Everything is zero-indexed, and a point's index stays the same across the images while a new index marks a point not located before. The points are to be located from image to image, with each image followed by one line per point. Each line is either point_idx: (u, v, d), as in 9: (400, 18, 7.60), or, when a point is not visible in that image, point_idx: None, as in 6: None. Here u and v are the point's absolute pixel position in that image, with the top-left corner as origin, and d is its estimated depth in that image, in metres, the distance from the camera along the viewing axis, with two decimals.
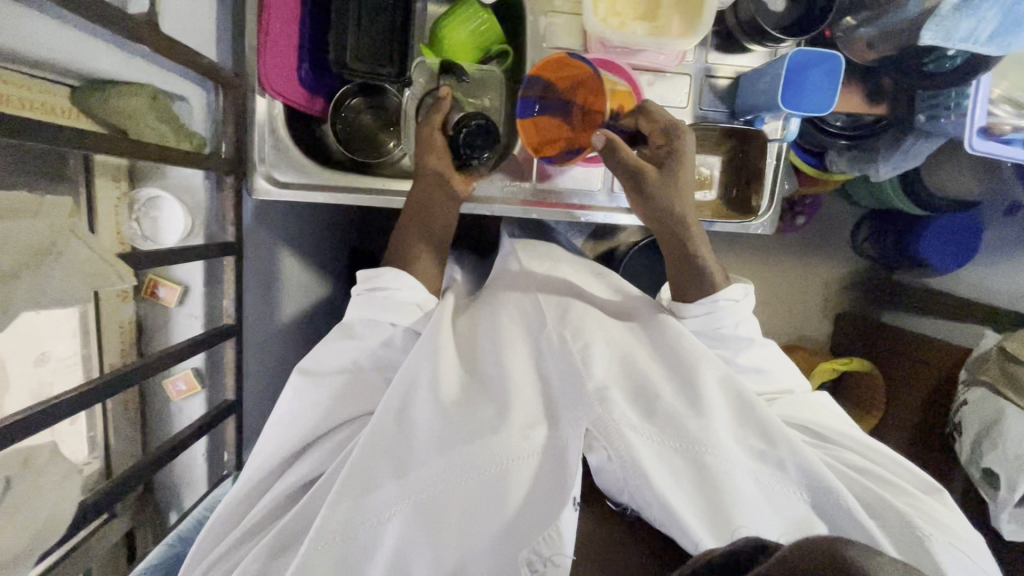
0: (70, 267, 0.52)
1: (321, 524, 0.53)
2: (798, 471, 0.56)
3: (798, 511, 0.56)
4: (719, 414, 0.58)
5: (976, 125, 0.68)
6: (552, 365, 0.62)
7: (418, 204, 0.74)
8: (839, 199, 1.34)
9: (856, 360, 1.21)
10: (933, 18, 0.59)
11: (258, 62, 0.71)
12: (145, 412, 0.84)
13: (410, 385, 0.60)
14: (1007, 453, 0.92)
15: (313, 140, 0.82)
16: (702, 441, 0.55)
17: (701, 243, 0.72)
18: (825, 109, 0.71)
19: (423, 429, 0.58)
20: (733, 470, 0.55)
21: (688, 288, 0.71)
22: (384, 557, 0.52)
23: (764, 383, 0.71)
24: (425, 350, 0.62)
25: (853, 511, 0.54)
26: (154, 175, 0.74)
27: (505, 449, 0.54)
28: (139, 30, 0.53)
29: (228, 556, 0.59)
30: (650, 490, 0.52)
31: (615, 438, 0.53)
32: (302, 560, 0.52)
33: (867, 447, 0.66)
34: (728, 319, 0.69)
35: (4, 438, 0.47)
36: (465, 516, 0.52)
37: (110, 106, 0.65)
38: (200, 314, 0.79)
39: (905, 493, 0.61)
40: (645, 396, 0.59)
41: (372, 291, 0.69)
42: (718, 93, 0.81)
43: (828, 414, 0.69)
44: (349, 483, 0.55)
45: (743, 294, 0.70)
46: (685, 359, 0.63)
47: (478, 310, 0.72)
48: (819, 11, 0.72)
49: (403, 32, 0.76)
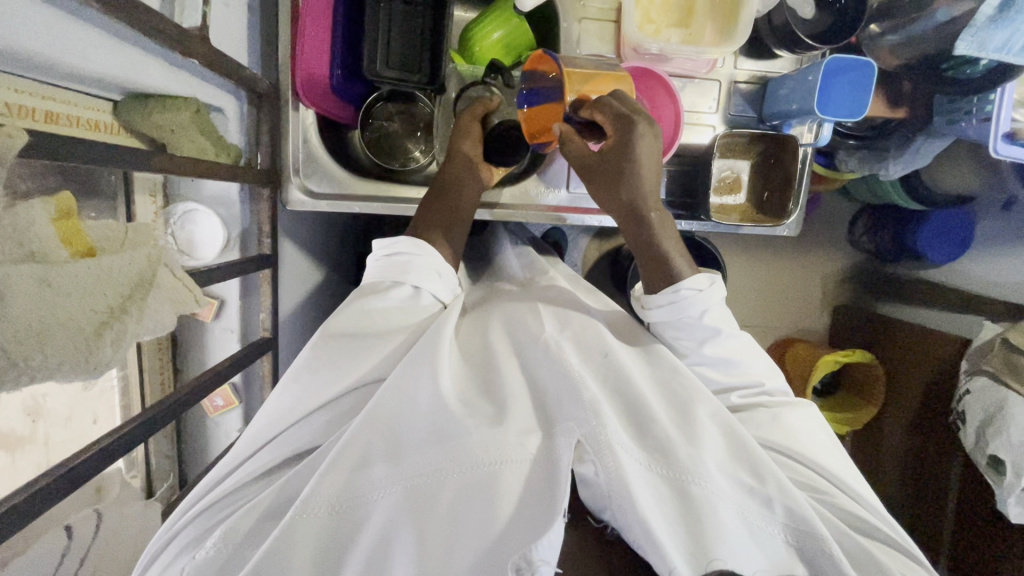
0: (164, 297, 0.47)
1: (311, 494, 0.50)
2: (784, 511, 0.52)
3: (777, 549, 0.52)
4: (711, 439, 0.54)
5: (1000, 130, 0.72)
6: (547, 375, 0.57)
7: (445, 180, 0.72)
8: (838, 195, 1.31)
9: (857, 351, 1.15)
10: (969, 28, 0.64)
11: (292, 71, 0.70)
12: (182, 430, 0.83)
13: (400, 394, 0.55)
14: (1012, 440, 0.86)
15: (342, 146, 0.81)
16: (689, 468, 0.51)
17: (667, 234, 0.66)
18: (856, 115, 0.73)
19: (412, 432, 0.53)
20: (716, 503, 0.50)
21: (652, 276, 0.65)
22: (365, 541, 0.49)
23: (731, 375, 0.66)
24: (425, 355, 0.57)
25: (832, 556, 0.51)
26: (190, 189, 0.73)
27: (497, 455, 0.50)
28: (191, 44, 0.52)
29: (222, 509, 0.54)
30: (633, 513, 0.47)
31: (605, 455, 0.49)
32: (287, 527, 0.49)
33: (850, 485, 0.61)
34: (692, 310, 0.63)
35: (88, 467, 0.47)
36: (448, 520, 0.48)
37: (151, 119, 0.62)
38: (236, 328, 0.80)
39: (891, 553, 0.57)
40: (638, 414, 0.55)
41: (390, 256, 0.65)
42: (747, 97, 0.82)
43: (827, 450, 0.64)
44: (344, 454, 0.52)
45: (709, 284, 0.63)
46: (683, 385, 0.60)
47: (483, 315, 0.70)
48: (849, 20, 0.74)
49: (432, 36, 0.74)
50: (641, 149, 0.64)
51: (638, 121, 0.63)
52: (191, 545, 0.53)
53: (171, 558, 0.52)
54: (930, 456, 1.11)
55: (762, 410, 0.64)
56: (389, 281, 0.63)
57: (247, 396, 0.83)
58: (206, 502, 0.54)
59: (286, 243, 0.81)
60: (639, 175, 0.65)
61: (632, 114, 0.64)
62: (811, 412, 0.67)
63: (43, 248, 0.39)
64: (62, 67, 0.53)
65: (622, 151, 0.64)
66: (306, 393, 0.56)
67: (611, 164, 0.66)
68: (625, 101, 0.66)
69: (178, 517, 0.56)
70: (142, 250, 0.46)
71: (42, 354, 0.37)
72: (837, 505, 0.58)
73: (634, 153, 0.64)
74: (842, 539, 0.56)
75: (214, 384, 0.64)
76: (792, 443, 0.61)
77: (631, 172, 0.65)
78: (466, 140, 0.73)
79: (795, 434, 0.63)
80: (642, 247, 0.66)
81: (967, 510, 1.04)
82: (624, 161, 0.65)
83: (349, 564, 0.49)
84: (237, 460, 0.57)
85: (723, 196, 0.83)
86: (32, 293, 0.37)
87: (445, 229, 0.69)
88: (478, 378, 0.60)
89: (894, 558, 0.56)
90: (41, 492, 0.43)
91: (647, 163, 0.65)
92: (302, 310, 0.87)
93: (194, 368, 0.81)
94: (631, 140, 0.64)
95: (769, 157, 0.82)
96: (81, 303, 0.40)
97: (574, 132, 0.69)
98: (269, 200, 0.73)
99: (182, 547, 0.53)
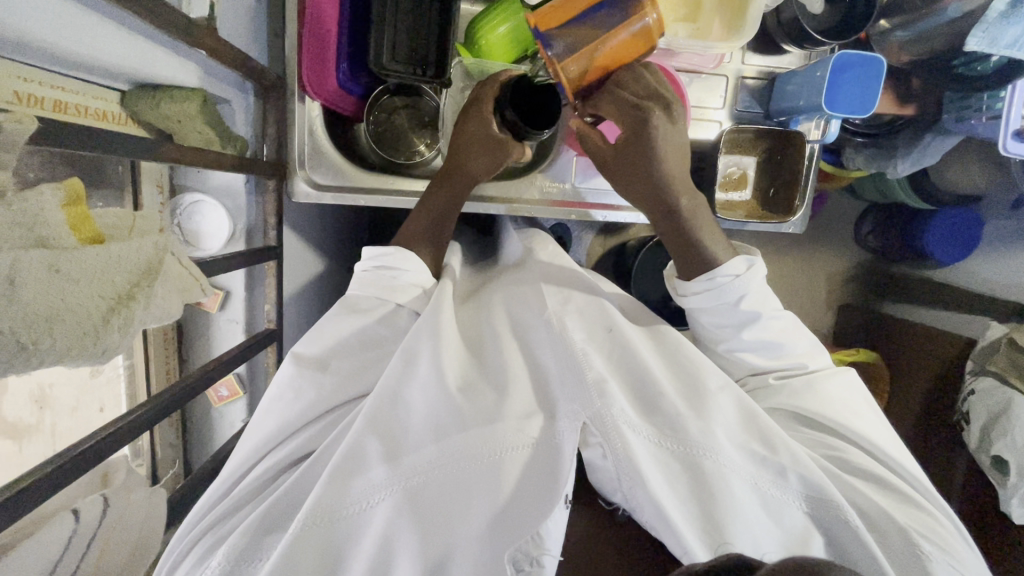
0: (169, 282, 0.48)
1: (316, 501, 0.50)
2: (799, 482, 0.52)
3: (797, 523, 0.52)
4: (721, 413, 0.54)
5: (1011, 126, 0.70)
6: (551, 358, 0.57)
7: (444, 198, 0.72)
8: (845, 194, 1.30)
9: (861, 351, 1.16)
10: (980, 25, 0.64)
11: (298, 63, 0.71)
12: (188, 419, 0.84)
13: (410, 365, 0.56)
14: (1017, 440, 0.86)
15: (347, 139, 0.82)
16: (699, 444, 0.51)
17: (700, 219, 0.65)
18: (864, 112, 0.72)
19: (419, 413, 0.54)
20: (729, 477, 0.51)
21: (686, 263, 0.64)
22: (375, 530, 0.49)
23: (774, 359, 0.65)
24: (425, 331, 0.58)
25: (851, 527, 0.51)
26: (197, 180, 0.73)
27: (502, 439, 0.51)
28: (201, 35, 0.52)
29: (229, 522, 0.55)
30: (643, 492, 0.48)
31: (613, 436, 0.50)
32: (293, 538, 0.49)
33: (873, 447, 0.60)
34: (731, 295, 0.62)
35: (93, 455, 0.48)
36: (459, 506, 0.49)
37: (157, 110, 0.63)
38: (241, 320, 0.80)
39: (914, 512, 0.56)
40: (645, 392, 0.55)
41: (376, 268, 0.66)
42: (753, 92, 0.82)
43: (864, 417, 0.63)
44: (341, 462, 0.51)
45: (746, 268, 0.62)
46: (689, 361, 0.59)
47: (484, 299, 0.70)
48: (861, 12, 0.73)
49: (441, 28, 0.73)
50: (659, 135, 0.63)
51: (650, 110, 0.62)
52: (201, 560, 0.53)
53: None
54: (935, 458, 1.10)
55: (795, 376, 0.64)
56: (376, 299, 0.63)
57: (252, 387, 0.84)
58: (211, 519, 0.55)
59: (291, 235, 0.82)
60: (661, 164, 0.63)
61: (631, 107, 0.63)
62: (850, 378, 0.66)
63: (51, 233, 0.39)
64: (70, 59, 0.53)
65: (637, 145, 0.63)
66: (312, 392, 0.58)
67: (633, 159, 0.64)
68: (635, 84, 0.63)
69: (185, 536, 0.57)
70: (148, 237, 0.47)
71: (51, 339, 0.37)
72: (853, 464, 0.59)
73: (655, 145, 0.63)
74: (862, 503, 0.56)
75: (219, 374, 0.64)
76: (822, 410, 0.61)
77: (654, 161, 0.63)
78: (481, 156, 0.70)
79: (831, 402, 0.62)
80: (674, 239, 0.65)
81: (970, 510, 1.03)
82: (643, 154, 0.63)
83: (363, 541, 0.50)
84: (238, 472, 0.58)
85: (729, 192, 0.83)
86: (41, 276, 0.37)
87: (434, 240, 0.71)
88: (479, 362, 0.61)
89: (917, 520, 0.56)
90: (44, 478, 0.44)
91: (668, 154, 0.64)
92: (305, 303, 0.88)
93: (198, 358, 0.81)
94: (649, 125, 0.62)
95: (775, 152, 0.82)
96: (91, 289, 0.40)
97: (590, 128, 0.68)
98: (275, 191, 0.74)
99: (190, 567, 0.53)
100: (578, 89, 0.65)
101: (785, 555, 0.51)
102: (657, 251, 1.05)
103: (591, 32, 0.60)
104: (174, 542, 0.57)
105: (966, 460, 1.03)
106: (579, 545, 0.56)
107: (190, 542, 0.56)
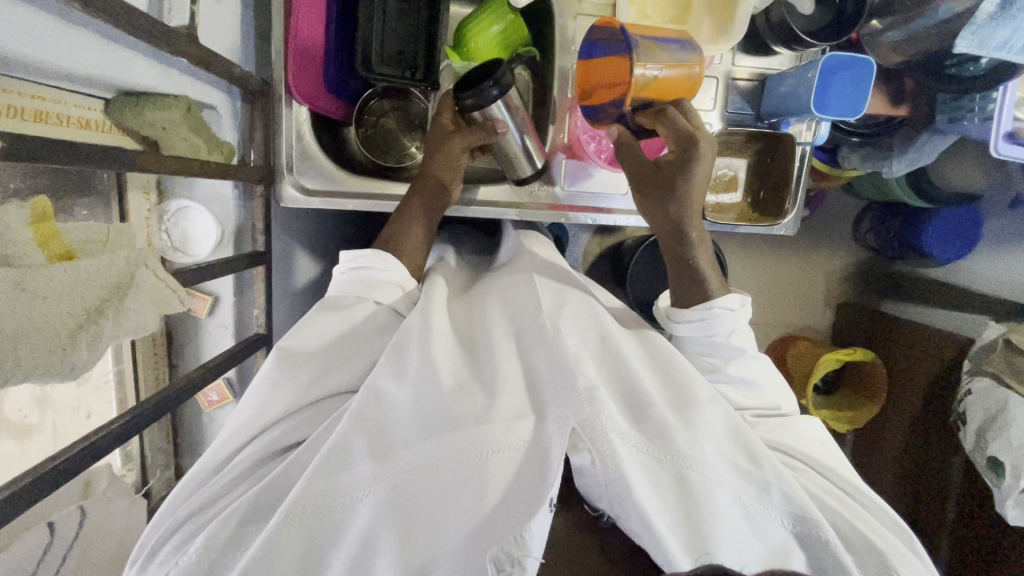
0: (142, 295, 0.48)
1: (299, 495, 0.50)
2: (781, 497, 0.52)
3: (777, 538, 0.52)
4: (709, 423, 0.55)
5: (1003, 129, 0.70)
6: (543, 362, 0.57)
7: (422, 201, 0.72)
8: (843, 192, 1.29)
9: (860, 351, 1.13)
10: (969, 27, 0.63)
11: (284, 69, 0.70)
12: (180, 423, 0.85)
13: (399, 375, 0.57)
14: (1012, 441, 0.85)
15: (338, 143, 0.81)
16: (686, 453, 0.51)
17: (703, 251, 0.69)
18: (859, 110, 0.71)
19: (406, 415, 0.54)
20: (714, 488, 0.51)
21: (684, 292, 0.67)
22: (355, 531, 0.49)
23: (753, 398, 0.67)
24: (418, 340, 0.59)
25: (829, 544, 0.51)
26: (184, 187, 0.74)
27: (487, 442, 0.50)
28: (182, 43, 0.52)
29: (202, 517, 0.55)
30: (629, 500, 0.48)
31: (602, 443, 0.49)
32: (272, 533, 0.49)
33: (846, 481, 0.61)
34: (721, 327, 0.65)
35: (74, 466, 0.48)
36: (440, 509, 0.49)
37: (140, 118, 0.62)
38: (230, 324, 0.81)
39: (889, 539, 0.56)
40: (635, 399, 0.55)
41: (355, 270, 0.65)
42: (743, 94, 0.81)
43: (831, 454, 0.64)
44: (327, 458, 0.52)
45: (739, 305, 0.65)
46: (679, 371, 0.59)
47: (477, 297, 0.70)
48: (851, 16, 0.73)
49: (429, 32, 0.73)
50: (699, 169, 0.65)
51: (702, 140, 0.65)
52: (173, 553, 0.53)
53: (155, 564, 0.53)
54: (931, 457, 1.10)
55: (771, 417, 0.66)
56: (353, 297, 0.64)
57: (242, 391, 0.84)
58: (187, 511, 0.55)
59: (281, 239, 0.82)
60: (689, 193, 0.66)
61: (695, 133, 0.65)
62: (817, 424, 0.68)
63: (13, 251, 0.41)
64: (49, 68, 0.53)
65: (678, 168, 0.66)
66: (296, 387, 0.58)
67: (665, 179, 0.67)
68: (686, 114, 0.68)
69: (156, 527, 0.57)
70: (118, 253, 0.47)
71: (16, 360, 0.38)
72: (826, 487, 0.59)
73: (692, 171, 0.66)
74: (840, 525, 0.56)
75: (206, 381, 0.64)
76: (795, 443, 0.62)
77: (684, 189, 0.66)
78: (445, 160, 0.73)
79: (802, 438, 0.64)
80: (678, 264, 0.68)
81: (965, 510, 1.03)
82: (679, 177, 0.66)
83: (341, 544, 0.50)
84: (217, 470, 0.58)
85: (721, 194, 0.83)
86: (8, 297, 0.38)
87: (424, 230, 0.71)
88: (470, 363, 0.60)
89: (893, 546, 0.55)
90: (24, 489, 0.43)
91: (698, 183, 0.67)
92: (297, 307, 0.88)
93: (188, 362, 0.82)
94: (692, 158, 0.65)
95: (765, 155, 0.83)
96: (60, 306, 0.41)
97: (628, 137, 0.72)
98: (263, 196, 0.74)
99: (166, 554, 0.53)
100: (633, 101, 0.67)
101: (764, 568, 0.51)
102: (651, 252, 1.05)
103: (658, 52, 0.66)
104: (149, 527, 0.57)
105: (962, 461, 1.03)
106: (562, 549, 0.55)
107: (163, 535, 0.56)
